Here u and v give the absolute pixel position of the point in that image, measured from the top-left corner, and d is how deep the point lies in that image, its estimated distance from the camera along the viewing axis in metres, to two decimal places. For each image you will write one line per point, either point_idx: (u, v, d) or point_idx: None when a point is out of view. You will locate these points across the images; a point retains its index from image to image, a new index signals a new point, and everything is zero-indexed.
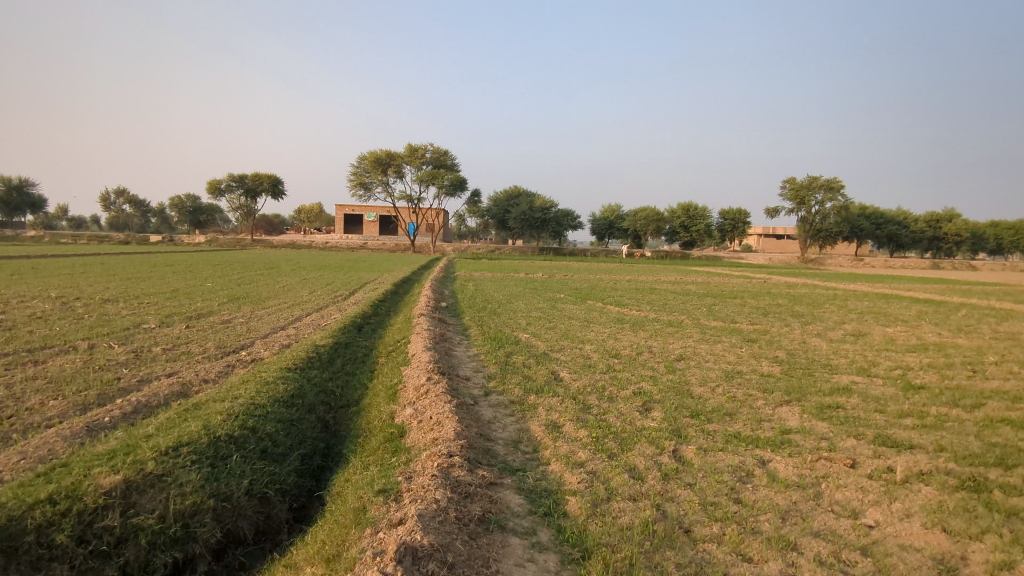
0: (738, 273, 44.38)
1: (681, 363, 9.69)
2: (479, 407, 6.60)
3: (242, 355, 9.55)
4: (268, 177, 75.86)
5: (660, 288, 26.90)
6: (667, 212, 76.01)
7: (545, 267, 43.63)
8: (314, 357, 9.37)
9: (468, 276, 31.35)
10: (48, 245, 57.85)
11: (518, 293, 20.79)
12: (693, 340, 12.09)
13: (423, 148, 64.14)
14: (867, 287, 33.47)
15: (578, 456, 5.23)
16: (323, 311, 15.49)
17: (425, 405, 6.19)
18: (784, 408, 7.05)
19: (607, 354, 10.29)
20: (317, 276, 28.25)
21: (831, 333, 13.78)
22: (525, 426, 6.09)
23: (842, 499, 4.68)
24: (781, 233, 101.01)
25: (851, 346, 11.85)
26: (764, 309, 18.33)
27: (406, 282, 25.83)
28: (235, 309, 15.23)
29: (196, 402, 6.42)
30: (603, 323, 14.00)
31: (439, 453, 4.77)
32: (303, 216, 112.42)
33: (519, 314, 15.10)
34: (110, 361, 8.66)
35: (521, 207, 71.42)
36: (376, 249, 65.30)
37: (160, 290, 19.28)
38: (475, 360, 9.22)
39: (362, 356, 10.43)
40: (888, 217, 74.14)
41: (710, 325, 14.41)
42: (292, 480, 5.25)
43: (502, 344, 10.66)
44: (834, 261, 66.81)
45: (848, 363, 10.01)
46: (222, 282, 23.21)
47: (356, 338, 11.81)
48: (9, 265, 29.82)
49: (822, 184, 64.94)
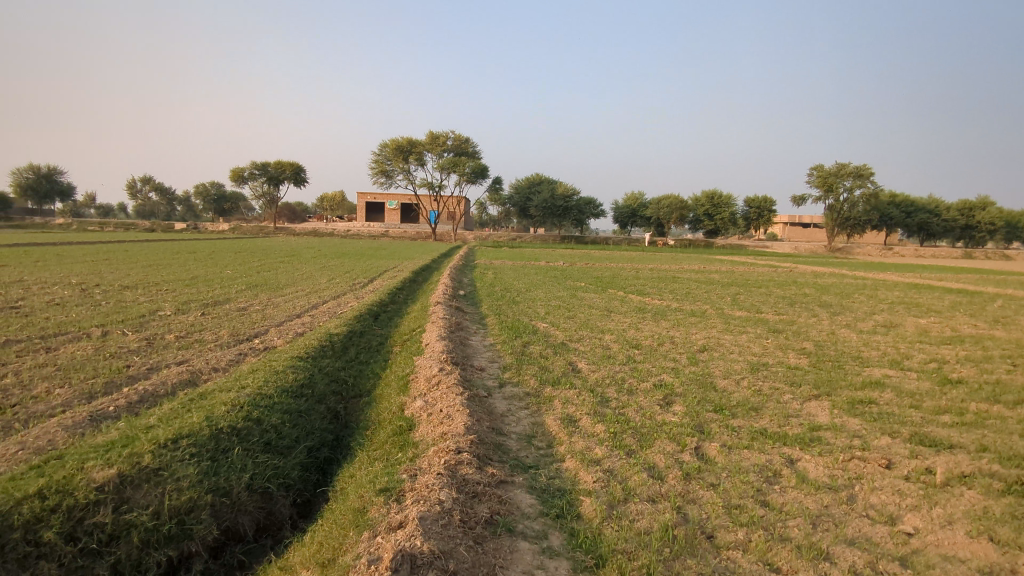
0: (763, 263, 43.51)
1: (704, 354, 9.34)
2: (492, 399, 6.36)
3: (255, 344, 9.44)
4: (291, 165, 76.29)
5: (683, 276, 26.39)
6: (691, 200, 74.87)
7: (565, 255, 43.22)
8: (327, 345, 9.22)
9: (488, 264, 31.12)
10: (75, 231, 59.04)
11: (537, 282, 20.50)
12: (716, 330, 11.72)
13: (444, 135, 63.85)
14: (897, 277, 32.55)
15: (595, 452, 4.96)
16: (340, 298, 15.40)
17: (436, 397, 5.95)
18: (813, 403, 6.69)
19: (627, 345, 9.98)
20: (338, 263, 28.31)
21: (861, 323, 13.28)
22: (539, 420, 5.83)
23: (877, 503, 4.33)
24: (807, 222, 99.03)
25: (883, 337, 11.36)
26: (791, 299, 17.80)
27: (425, 270, 25.68)
28: (253, 297, 15.22)
29: (203, 393, 6.31)
30: (624, 312, 13.66)
31: (446, 449, 4.54)
32: (326, 204, 113.25)
33: (538, 302, 14.83)
34: (122, 350, 8.62)
35: (542, 194, 70.89)
36: (397, 237, 65.33)
37: (180, 277, 19.40)
38: (490, 350, 8.98)
39: (376, 345, 10.27)
40: (919, 205, 72.18)
41: (734, 315, 13.98)
42: (297, 474, 5.09)
43: (518, 334, 10.41)
44: (862, 250, 65.32)
45: (880, 355, 9.56)
46: (242, 269, 23.28)
47: (371, 326, 11.66)
48: (37, 251, 30.41)
49: (851, 171, 63.36)
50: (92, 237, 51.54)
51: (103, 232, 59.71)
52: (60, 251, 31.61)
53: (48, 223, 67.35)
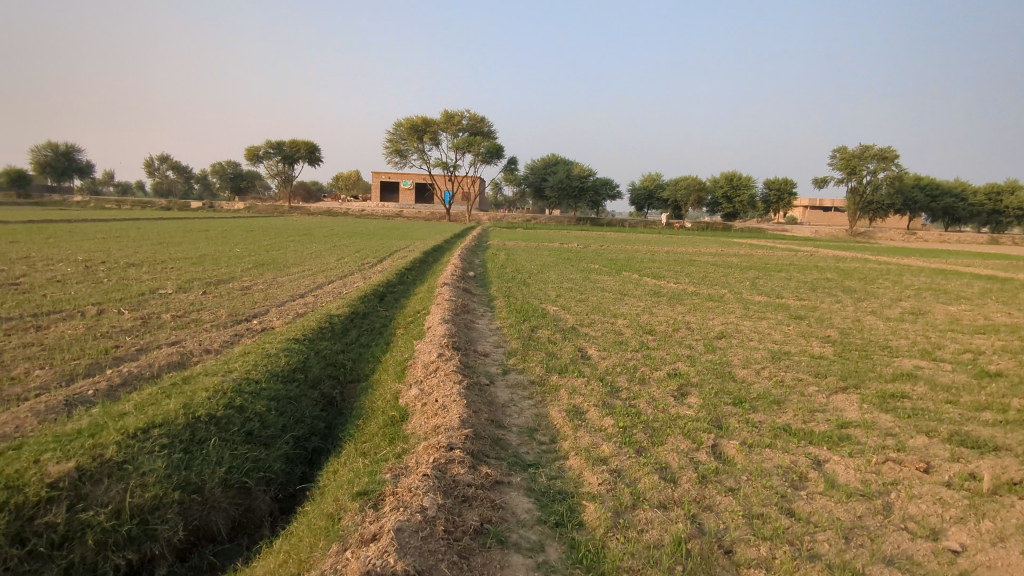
0: (782, 246, 42.59)
1: (722, 341, 8.84)
2: (494, 388, 5.93)
3: (252, 325, 9.09)
4: (305, 144, 75.90)
5: (700, 259, 25.74)
6: (709, 182, 73.55)
7: (581, 237, 42.52)
8: (326, 327, 8.85)
9: (501, 245, 30.62)
10: (91, 209, 59.43)
11: (550, 264, 19.99)
12: (735, 315, 11.19)
13: (460, 114, 63.01)
14: (922, 262, 31.57)
15: (601, 449, 4.53)
16: (346, 278, 15.04)
17: (432, 386, 5.52)
18: (840, 397, 6.19)
19: (640, 330, 9.49)
20: (349, 243, 28.01)
21: (887, 310, 12.66)
22: (543, 412, 5.41)
23: (917, 514, 3.84)
24: (828, 206, 97.11)
25: (912, 325, 10.76)
26: (813, 284, 17.13)
27: (436, 250, 25.24)
28: (258, 276, 14.94)
29: (188, 376, 5.96)
30: (638, 296, 13.13)
31: (437, 444, 4.12)
32: (342, 183, 113.27)
33: (550, 285, 14.37)
34: (114, 329, 8.34)
35: (558, 175, 69.97)
36: (411, 217, 64.95)
37: (188, 256, 19.16)
38: (496, 334, 8.54)
39: (380, 327, 9.91)
40: (945, 188, 70.30)
41: (753, 300, 13.40)
42: (279, 467, 4.72)
43: (527, 317, 9.96)
44: (885, 234, 63.88)
45: (911, 345, 8.99)
46: (252, 248, 23.02)
47: (375, 307, 11.29)
48: (52, 228, 30.49)
49: (875, 153, 61.72)
50: (108, 215, 51.77)
51: (121, 210, 59.92)
52: (74, 228, 31.55)
53: (66, 200, 67.90)
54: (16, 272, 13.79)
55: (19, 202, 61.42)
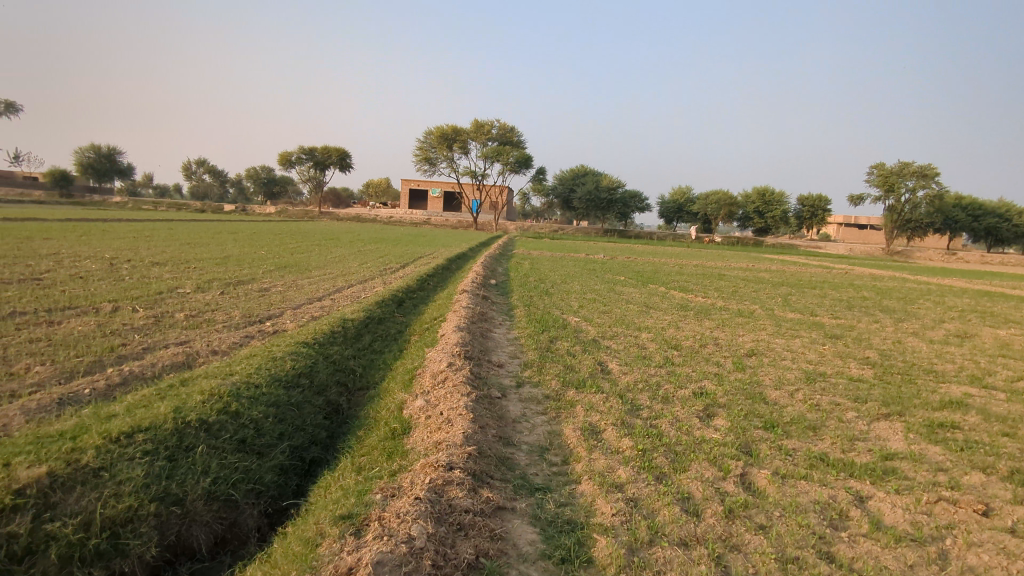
0: (816, 263, 41.51)
1: (752, 359, 8.34)
2: (505, 402, 5.55)
3: (264, 327, 8.86)
4: (337, 150, 76.78)
5: (729, 274, 25.07)
6: (741, 196, 72.40)
7: (608, 248, 42.00)
8: (338, 331, 8.56)
9: (526, 254, 30.30)
10: (128, 209, 60.86)
11: (575, 274, 19.59)
12: (766, 333, 10.66)
13: (490, 123, 63.09)
14: (963, 283, 30.38)
15: (617, 474, 4.12)
16: (367, 283, 14.82)
17: (438, 398, 5.17)
18: (883, 425, 5.68)
19: (665, 345, 9.03)
20: (374, 249, 28.00)
21: (931, 332, 11.98)
22: (556, 430, 5.01)
23: (978, 565, 3.36)
24: (864, 224, 94.88)
25: (957, 349, 10.10)
26: (848, 302, 16.44)
27: (460, 258, 25.04)
28: (278, 278, 14.83)
29: (188, 377, 5.69)
30: (664, 310, 12.65)
31: (436, 463, 3.77)
32: (372, 189, 114.41)
33: (573, 295, 13.97)
34: (124, 327, 8.18)
35: (586, 186, 69.54)
36: (438, 225, 65.08)
37: (214, 256, 19.22)
38: (513, 344, 8.17)
39: (395, 333, 9.62)
40: (988, 208, 68.08)
41: (786, 317, 12.81)
42: (271, 479, 4.41)
43: (547, 328, 9.56)
44: (923, 253, 62.03)
45: (957, 370, 8.37)
46: (277, 251, 23.03)
47: (392, 313, 11.02)
48: (86, 227, 31.10)
49: (914, 170, 60.08)
50: (143, 215, 52.96)
51: (158, 211, 61.24)
52: (107, 227, 32.08)
53: (105, 200, 69.76)
54: (41, 267, 13.86)
55: (61, 201, 63.18)
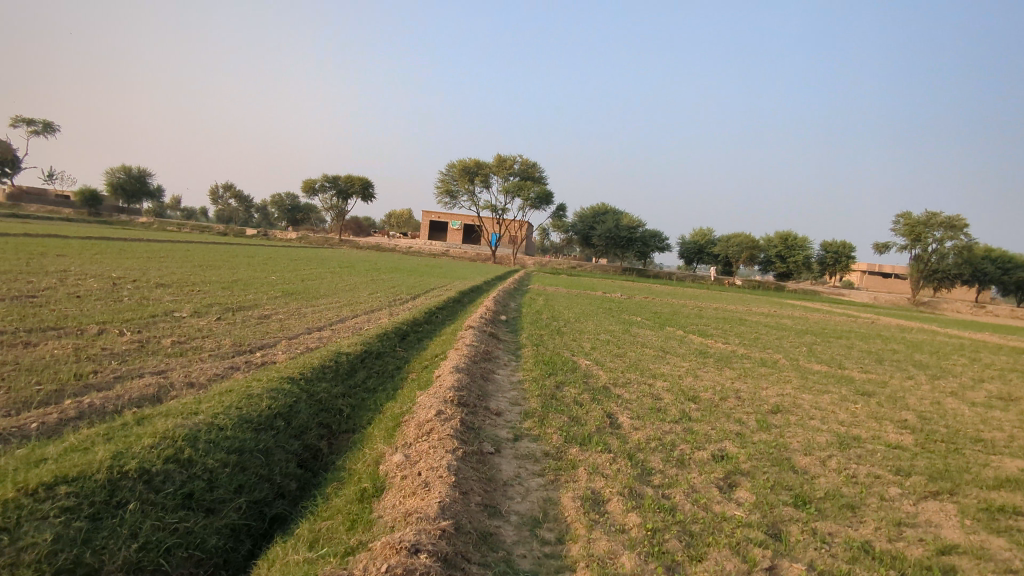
0: (840, 312, 40.39)
1: (778, 418, 7.58)
2: (497, 460, 4.87)
3: (252, 357, 8.30)
4: (360, 179, 77.52)
5: (750, 319, 24.24)
6: (763, 240, 71.53)
7: (627, 287, 41.32)
8: (329, 366, 7.97)
9: (541, 290, 29.72)
10: (151, 230, 61.63)
11: (590, 313, 18.92)
12: (791, 386, 9.89)
13: (512, 158, 63.31)
14: (997, 339, 29.18)
15: (619, 562, 3.44)
16: (372, 314, 14.28)
17: (420, 453, 4.52)
18: (934, 508, 4.91)
19: (682, 396, 8.30)
20: (387, 278, 27.62)
21: (970, 393, 11.11)
22: (552, 497, 4.33)
23: None
24: (888, 272, 93.26)
25: (1004, 415, 9.23)
26: (878, 355, 15.56)
27: (473, 291, 24.54)
28: (282, 305, 14.38)
29: (148, 413, 5.10)
30: (682, 356, 11.91)
31: (399, 543, 3.12)
32: (393, 219, 115.66)
33: (586, 336, 13.30)
34: (103, 352, 7.67)
35: (606, 224, 69.21)
36: (456, 257, 65.00)
37: (222, 280, 18.91)
38: (515, 389, 7.50)
39: (393, 370, 9.03)
40: (1019, 261, 66.43)
41: (812, 369, 12.01)
42: (215, 543, 3.76)
43: (554, 371, 8.89)
44: (951, 305, 60.40)
45: (1008, 441, 7.53)
46: (287, 277, 22.68)
47: (393, 347, 10.44)
48: (104, 245, 31.19)
49: (942, 221, 58.95)
50: (164, 236, 53.45)
51: (181, 233, 61.84)
52: (124, 246, 32.15)
53: (132, 220, 71.12)
54: (41, 284, 13.53)
55: (87, 219, 64.30)
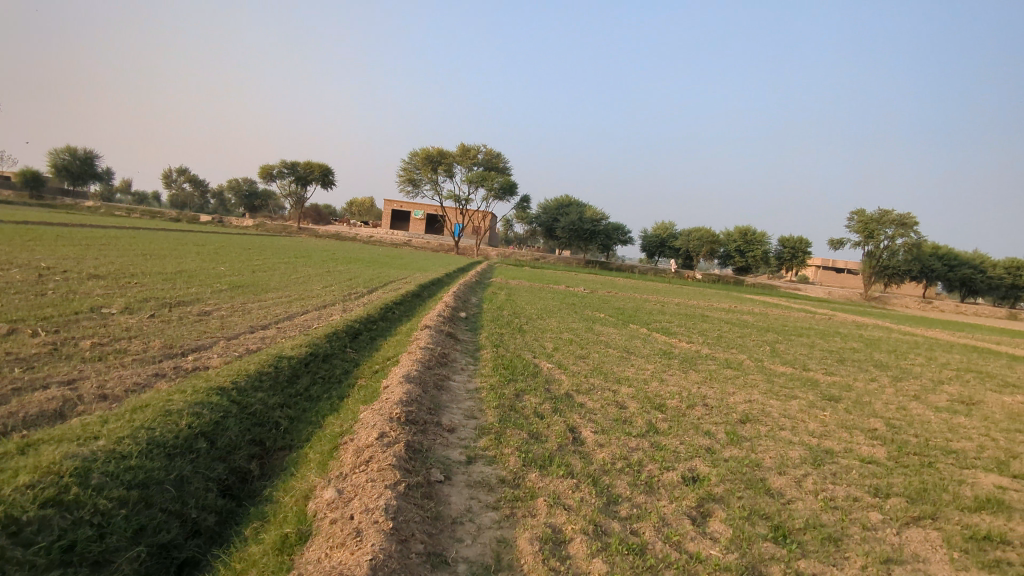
0: (797, 307, 41.04)
1: (747, 429, 7.21)
2: (445, 492, 4.29)
3: (182, 362, 7.52)
4: (319, 166, 75.51)
5: (712, 316, 24.20)
6: (723, 235, 72.39)
7: (589, 281, 41.14)
8: (268, 372, 7.27)
9: (503, 284, 29.17)
10: (94, 214, 58.68)
11: (552, 309, 18.46)
12: (758, 391, 9.60)
13: (476, 148, 62.39)
14: (945, 335, 29.95)
15: None
16: (324, 311, 13.50)
17: (355, 489, 3.91)
18: (920, 539, 4.55)
19: (648, 404, 7.86)
20: (344, 270, 26.69)
21: (933, 397, 11.04)
22: (507, 538, 3.80)
23: None
24: (841, 267, 95.84)
25: (969, 421, 9.10)
26: (839, 355, 15.54)
27: (434, 284, 23.82)
28: (225, 299, 13.47)
29: (38, 439, 4.38)
30: (646, 357, 11.52)
31: None
32: (355, 207, 113.75)
33: (548, 335, 12.81)
34: (7, 357, 6.79)
35: (570, 217, 69.00)
36: (418, 248, 63.95)
37: (164, 271, 17.76)
38: (471, 399, 6.92)
39: (341, 375, 8.37)
40: (964, 259, 68.89)
41: (777, 372, 11.78)
42: None
43: (514, 377, 8.35)
44: (900, 300, 62.30)
45: (979, 451, 7.34)
46: (237, 268, 21.56)
47: (343, 349, 9.75)
48: (40, 230, 29.28)
49: (893, 219, 60.53)
50: (109, 221, 50.95)
51: (127, 218, 59.11)
52: (62, 232, 30.28)
53: (76, 204, 67.84)
54: None
55: (27, 202, 60.94)
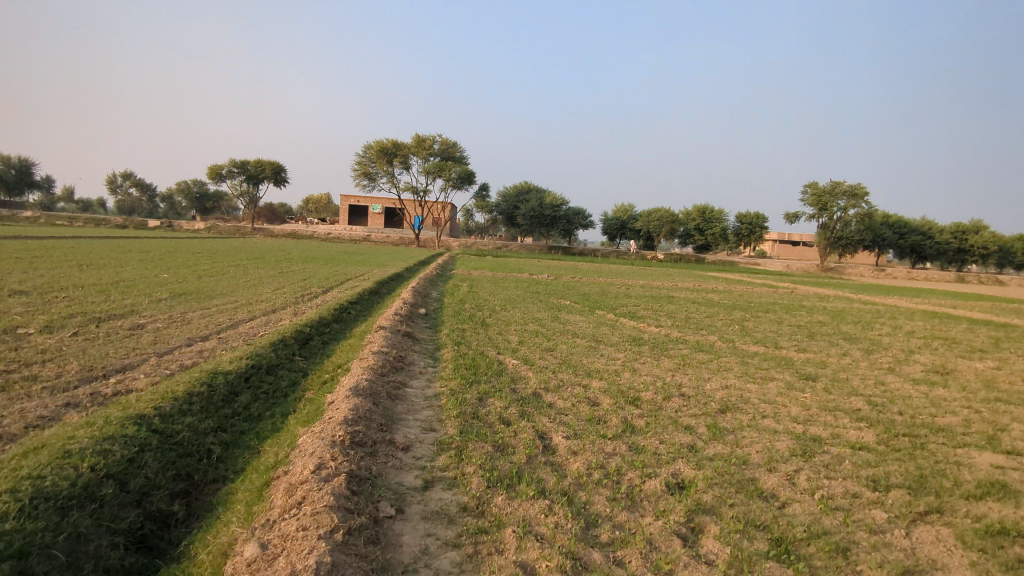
0: (757, 282, 41.45)
1: (729, 420, 6.75)
2: (396, 531, 3.65)
3: (101, 386, 6.65)
4: (271, 164, 73.17)
5: (677, 296, 24.01)
6: (682, 214, 72.82)
7: (552, 267, 40.76)
8: (200, 393, 6.45)
9: (465, 275, 28.47)
10: (32, 224, 55.63)
11: (515, 299, 17.86)
12: (734, 375, 9.20)
13: (431, 138, 61.05)
14: (901, 301, 30.51)
15: None
16: (272, 316, 12.62)
17: (283, 542, 3.26)
18: (932, 539, 4.11)
19: (622, 399, 7.34)
20: (299, 270, 25.58)
21: (907, 369, 10.85)
22: None
23: None
24: (796, 240, 97.84)
25: (947, 394, 8.88)
26: (807, 330, 15.38)
27: (394, 280, 22.99)
28: (163, 310, 12.47)
29: None
30: (616, 345, 11.03)
31: None
32: (311, 205, 111.35)
33: (513, 328, 12.20)
34: None
35: (530, 203, 68.45)
36: (378, 242, 62.62)
37: (99, 282, 16.50)
38: (429, 409, 6.25)
39: (287, 387, 7.61)
40: (912, 226, 70.87)
41: (750, 351, 11.43)
42: None
43: (478, 378, 7.72)
44: (855, 269, 63.80)
45: (966, 427, 7.06)
46: (182, 274, 20.32)
47: (291, 358, 8.95)
48: None
49: (845, 189, 61.66)
50: (48, 230, 48.29)
51: (69, 226, 56.20)
52: None
53: (13, 214, 64.35)
54: None
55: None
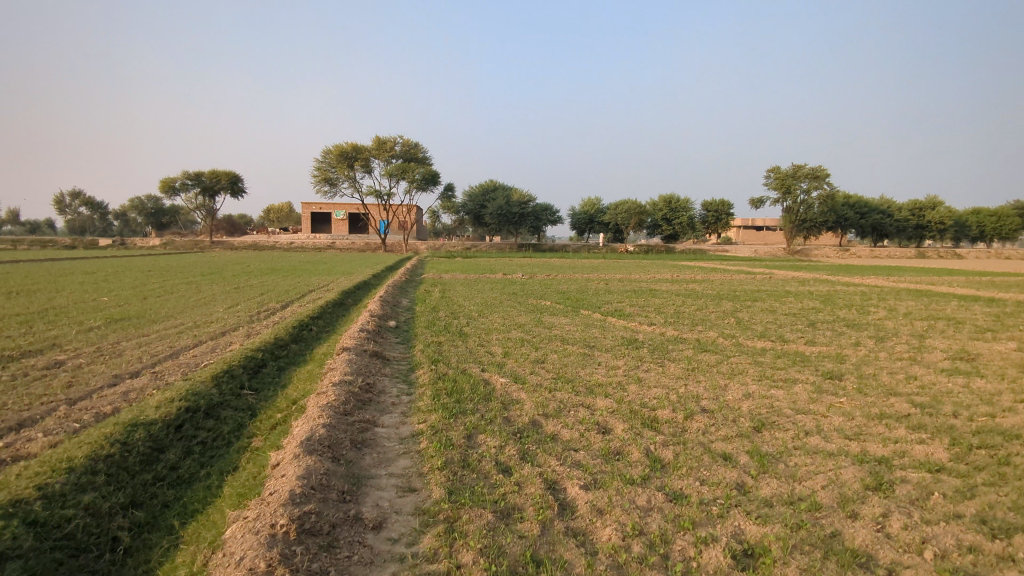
0: (730, 269, 40.83)
1: (773, 442, 5.58)
2: None
3: None
4: (226, 174, 70.30)
5: (659, 288, 23.02)
6: (649, 205, 72.32)
7: (523, 266, 39.49)
8: (109, 457, 5.01)
9: (436, 279, 27.12)
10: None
11: (492, 302, 16.57)
12: (754, 379, 8.07)
13: (392, 140, 59.18)
14: (877, 281, 29.92)
15: None
16: (222, 340, 11.09)
17: None
18: None
19: (639, 422, 6.13)
20: (257, 283, 23.90)
21: (929, 357, 9.86)
22: None
23: None
24: (760, 225, 98.38)
25: (991, 386, 7.87)
26: (804, 319, 14.40)
27: (361, 289, 21.47)
28: (89, 341, 10.80)
29: None
30: (612, 352, 9.83)
31: None
32: (270, 216, 108.88)
33: (494, 337, 10.89)
34: None
35: (497, 201, 67.10)
36: (343, 250, 60.65)
37: (26, 311, 14.66)
38: (406, 457, 4.93)
39: (228, 435, 6.16)
40: (874, 205, 71.48)
41: (759, 348, 10.34)
42: None
43: (463, 407, 6.39)
44: (821, 251, 63.99)
45: None
46: (126, 296, 18.53)
47: (238, 394, 7.50)
48: None
49: (808, 172, 61.79)
50: None
51: (12, 250, 52.80)
52: None
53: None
54: None
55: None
